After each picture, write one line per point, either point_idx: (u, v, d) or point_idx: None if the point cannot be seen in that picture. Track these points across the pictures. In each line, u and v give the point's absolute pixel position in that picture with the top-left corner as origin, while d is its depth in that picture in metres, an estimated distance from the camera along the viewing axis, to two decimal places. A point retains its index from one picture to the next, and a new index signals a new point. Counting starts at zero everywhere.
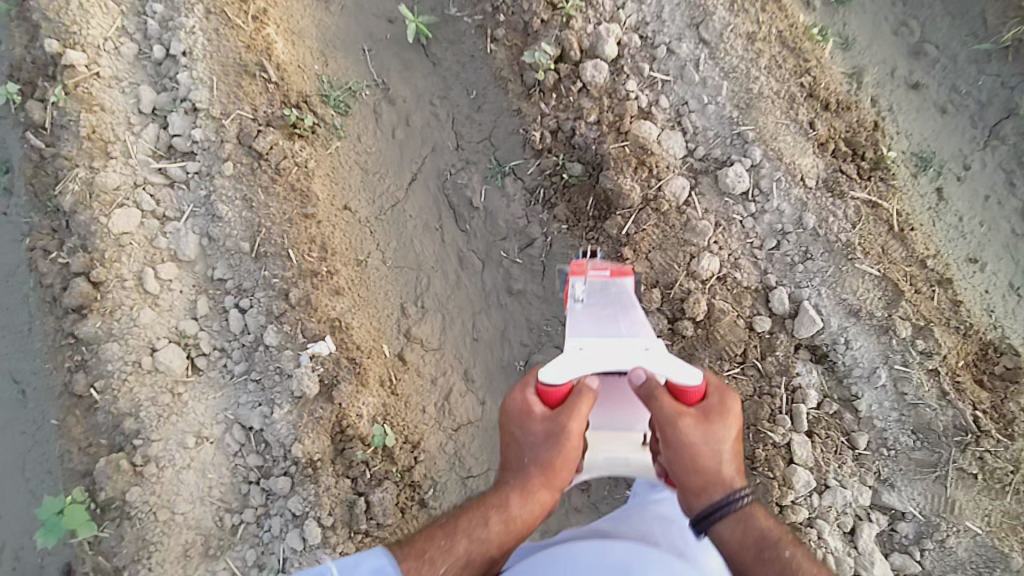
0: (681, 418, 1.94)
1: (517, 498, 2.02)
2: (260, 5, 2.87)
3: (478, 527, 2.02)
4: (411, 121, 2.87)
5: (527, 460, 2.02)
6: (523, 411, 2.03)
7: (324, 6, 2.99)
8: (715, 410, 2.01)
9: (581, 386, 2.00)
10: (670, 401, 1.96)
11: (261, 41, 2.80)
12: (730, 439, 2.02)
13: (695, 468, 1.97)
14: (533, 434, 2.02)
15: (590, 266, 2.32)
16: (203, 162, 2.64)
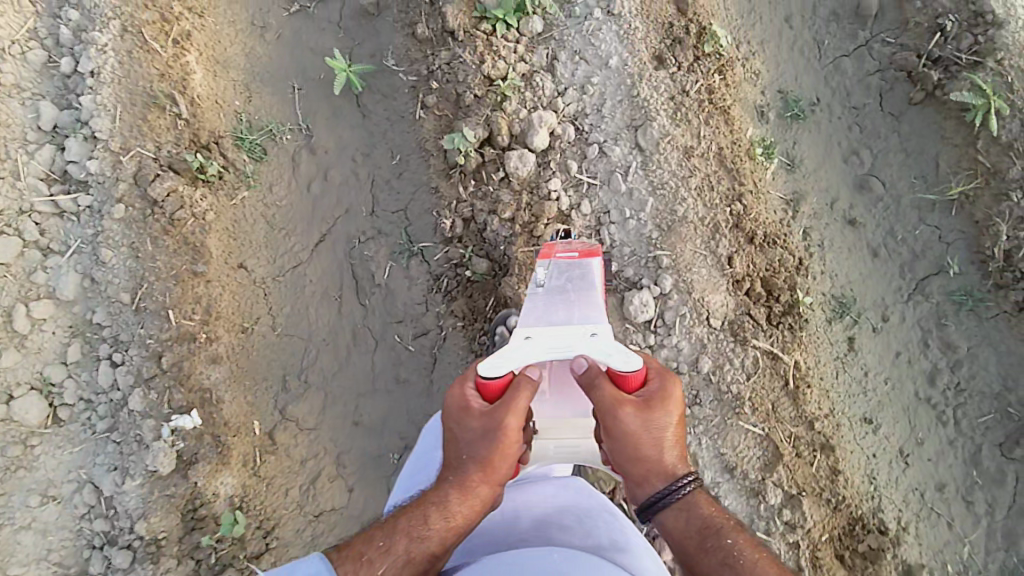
0: (623, 407, 1.58)
1: (457, 496, 1.65)
2: (184, 28, 2.72)
3: (416, 526, 1.66)
4: (330, 176, 2.73)
5: (465, 457, 1.63)
6: (460, 404, 1.62)
7: (259, 35, 2.88)
8: (657, 393, 1.63)
9: (524, 381, 1.60)
10: (609, 387, 1.60)
11: (178, 69, 2.65)
12: (675, 427, 1.64)
13: (641, 458, 1.62)
14: (472, 428, 1.60)
15: (558, 249, 2.07)
16: (95, 197, 2.51)
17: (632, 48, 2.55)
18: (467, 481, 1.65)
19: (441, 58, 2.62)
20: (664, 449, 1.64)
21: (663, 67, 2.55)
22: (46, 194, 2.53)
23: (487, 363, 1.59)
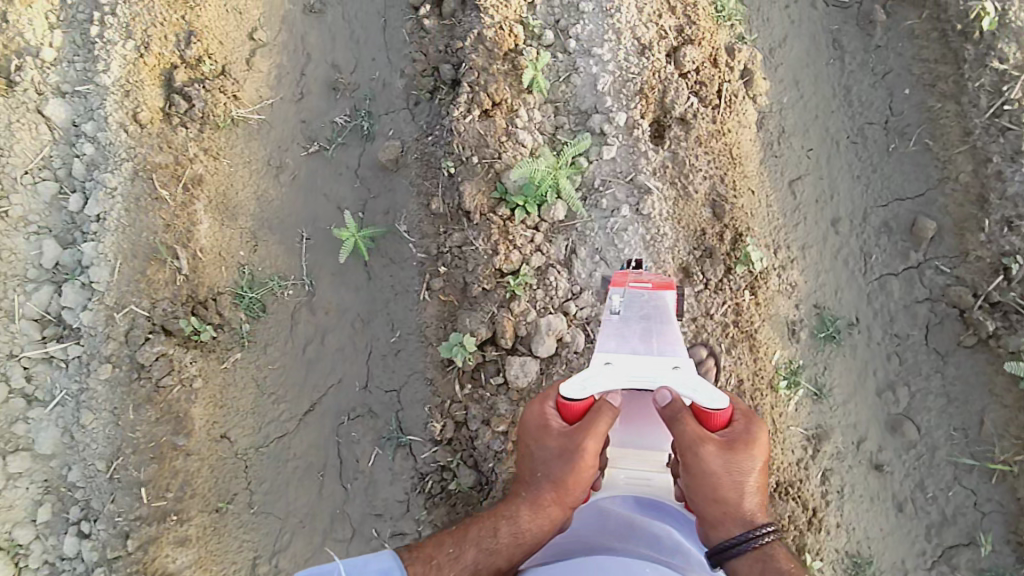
0: (705, 446, 1.84)
1: (527, 511, 2.01)
2: (197, 171, 2.65)
3: (488, 536, 2.05)
4: (326, 340, 2.68)
5: (539, 476, 1.99)
6: (540, 424, 1.96)
7: (274, 174, 2.80)
8: (742, 436, 1.89)
9: (605, 406, 1.87)
10: (694, 425, 1.85)
11: (185, 218, 2.58)
12: (754, 472, 1.89)
13: (722, 499, 1.88)
14: (548, 451, 1.95)
15: (631, 277, 2.09)
16: (85, 348, 2.47)
17: (657, 258, 2.43)
18: (539, 498, 1.99)
19: (453, 239, 2.50)
20: (744, 495, 1.89)
21: (689, 282, 2.43)
22: (39, 338, 2.51)
23: (574, 385, 1.88)
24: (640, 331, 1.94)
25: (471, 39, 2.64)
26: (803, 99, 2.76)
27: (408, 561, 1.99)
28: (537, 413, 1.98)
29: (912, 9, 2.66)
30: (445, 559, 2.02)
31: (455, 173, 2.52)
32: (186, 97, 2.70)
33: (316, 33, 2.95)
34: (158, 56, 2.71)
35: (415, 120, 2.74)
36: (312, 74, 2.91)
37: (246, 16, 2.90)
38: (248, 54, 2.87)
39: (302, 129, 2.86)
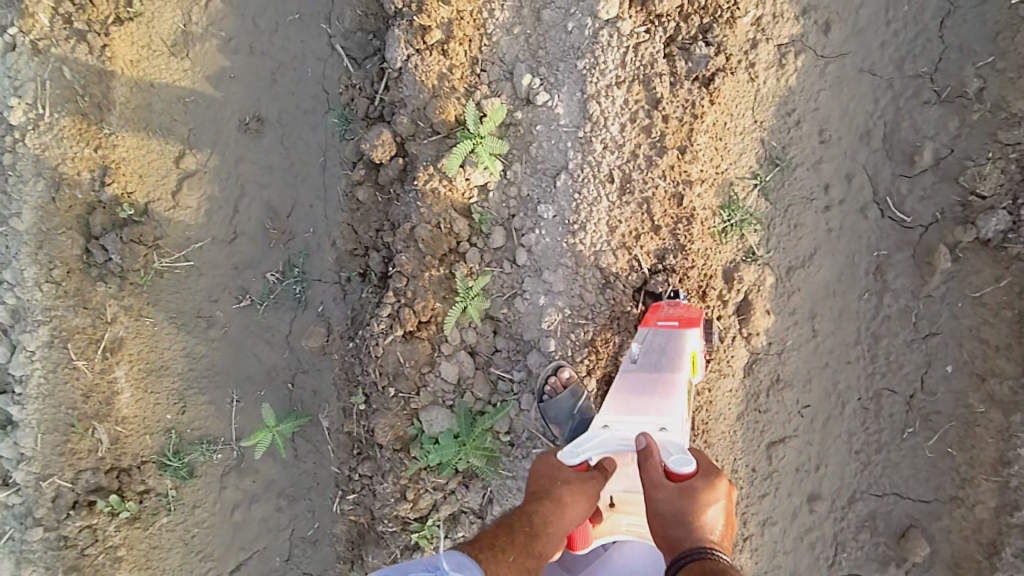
0: (659, 485, 1.50)
1: (550, 506, 1.55)
2: (117, 333, 2.50)
3: (523, 527, 1.55)
4: (253, 507, 2.64)
5: (559, 484, 1.59)
6: (551, 460, 1.68)
7: (203, 329, 2.57)
8: (699, 485, 1.51)
9: (603, 469, 1.64)
10: (658, 469, 1.52)
11: (105, 386, 2.50)
12: (712, 512, 1.49)
13: (676, 525, 1.45)
14: (567, 471, 1.62)
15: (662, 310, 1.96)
16: (24, 500, 2.55)
17: None
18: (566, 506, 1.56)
19: (365, 467, 2.34)
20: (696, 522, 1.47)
21: None
22: None
23: (567, 450, 1.66)
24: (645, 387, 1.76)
25: (404, 233, 2.18)
26: (816, 339, 2.14)
27: (474, 550, 1.48)
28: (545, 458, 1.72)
29: (991, 263, 2.00)
30: (506, 545, 1.51)
31: (366, 411, 2.30)
32: (104, 248, 2.45)
33: (252, 159, 2.54)
34: (70, 199, 2.43)
35: (345, 302, 2.45)
36: (246, 211, 2.55)
37: (171, 137, 2.49)
38: (176, 185, 2.51)
39: (231, 278, 2.56)
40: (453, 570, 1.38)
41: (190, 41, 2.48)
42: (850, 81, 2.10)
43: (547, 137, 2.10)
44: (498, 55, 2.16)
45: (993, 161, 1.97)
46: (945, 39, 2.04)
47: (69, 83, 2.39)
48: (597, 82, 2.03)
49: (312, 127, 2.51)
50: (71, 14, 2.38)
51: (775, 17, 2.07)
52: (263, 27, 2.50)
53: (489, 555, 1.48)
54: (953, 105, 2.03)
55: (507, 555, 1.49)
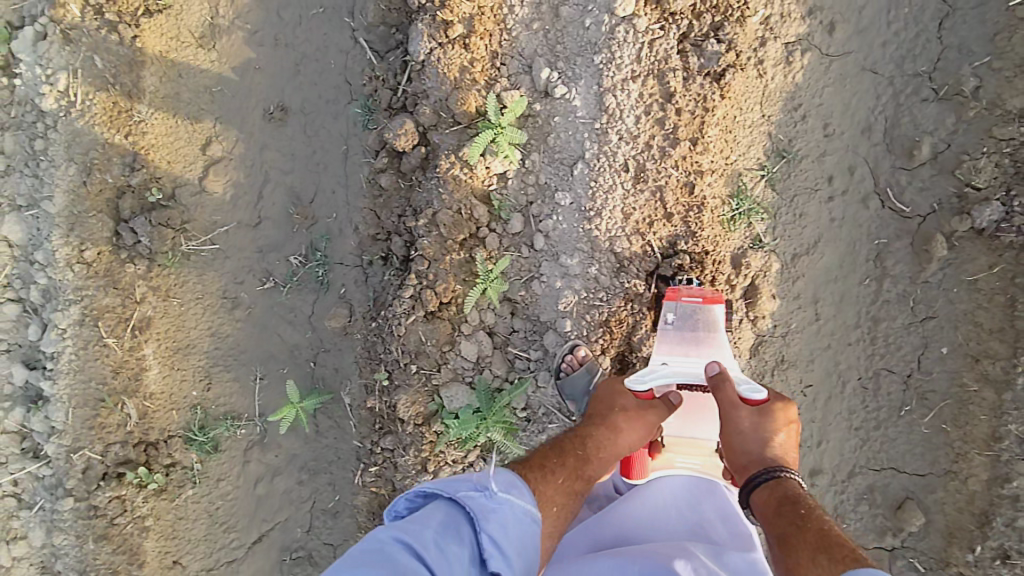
0: (739, 408, 1.77)
1: (607, 430, 1.83)
2: (146, 313, 2.58)
3: (577, 450, 1.80)
4: (276, 480, 2.76)
5: (615, 412, 1.86)
6: (615, 387, 1.95)
7: (228, 309, 2.67)
8: (776, 411, 1.80)
9: (668, 400, 1.87)
10: (735, 394, 1.80)
11: (133, 363, 2.59)
12: (784, 438, 1.77)
13: (751, 447, 1.74)
14: (627, 400, 1.89)
15: (681, 292, 2.07)
16: (54, 471, 2.66)
17: None
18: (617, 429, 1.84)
19: (387, 442, 2.45)
20: (769, 442, 1.75)
21: None
22: (18, 451, 2.72)
23: (635, 381, 1.95)
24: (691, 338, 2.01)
25: (426, 218, 2.28)
26: (817, 323, 2.26)
27: (523, 468, 1.69)
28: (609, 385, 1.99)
29: (985, 251, 2.11)
30: (556, 466, 1.73)
31: (388, 386, 2.41)
32: (133, 231, 2.54)
33: (275, 146, 2.63)
34: (101, 183, 2.52)
35: (366, 285, 2.54)
36: (270, 197, 2.64)
37: (199, 124, 2.59)
38: (202, 172, 2.60)
39: (256, 260, 2.66)
40: (493, 499, 1.49)
41: (217, 33, 2.58)
42: (853, 78, 2.20)
43: (566, 128, 2.19)
44: (517, 49, 2.25)
45: (988, 155, 2.08)
46: (945, 39, 2.14)
47: (100, 72, 2.48)
48: (613, 76, 2.12)
49: (334, 116, 2.59)
50: (102, 5, 2.47)
51: (782, 17, 2.17)
52: (288, 19, 2.59)
53: (538, 472, 1.68)
54: (951, 102, 2.13)
55: (554, 474, 1.70)
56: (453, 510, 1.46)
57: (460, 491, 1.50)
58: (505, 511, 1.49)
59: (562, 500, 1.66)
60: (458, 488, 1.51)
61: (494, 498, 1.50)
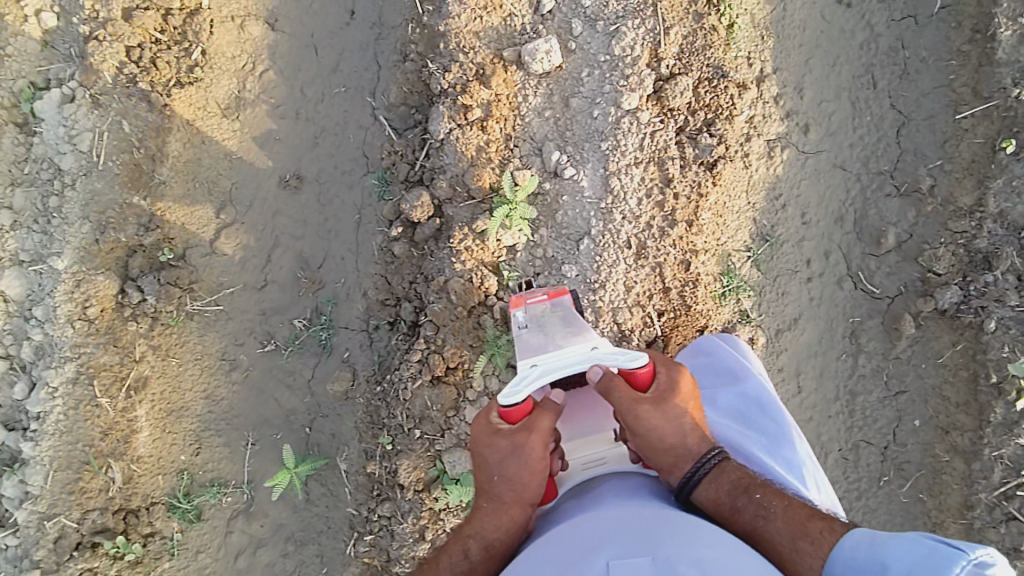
0: (641, 405, 1.51)
1: (492, 512, 1.53)
2: (143, 372, 2.55)
3: (459, 560, 1.55)
4: (259, 553, 2.64)
5: (495, 479, 1.52)
6: (487, 429, 1.53)
7: (226, 371, 2.67)
8: (669, 387, 1.58)
9: (544, 413, 1.51)
10: (626, 389, 1.53)
11: (124, 424, 2.52)
12: (692, 414, 1.59)
13: (668, 446, 1.52)
14: (499, 451, 1.51)
15: (525, 297, 1.97)
16: (21, 541, 2.50)
17: None
18: (500, 500, 1.52)
19: (384, 509, 2.47)
20: (688, 435, 1.56)
21: None
22: None
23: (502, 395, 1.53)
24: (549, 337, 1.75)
25: (437, 285, 2.39)
26: (802, 395, 2.42)
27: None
28: (481, 423, 1.57)
29: (948, 330, 2.33)
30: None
31: (390, 451, 2.43)
32: (140, 288, 2.57)
33: (288, 213, 2.73)
34: (113, 242, 2.57)
35: (371, 349, 2.58)
36: (277, 261, 2.72)
37: (216, 189, 2.69)
38: (214, 234, 2.68)
39: (259, 323, 2.70)
40: None
41: (243, 106, 2.75)
42: (827, 173, 2.51)
43: (572, 206, 2.39)
44: (528, 133, 2.46)
45: (945, 245, 2.32)
46: (903, 144, 2.45)
47: (127, 135, 2.59)
48: (619, 161, 2.35)
49: (348, 186, 2.70)
50: (136, 76, 2.63)
51: (765, 117, 2.50)
52: (309, 96, 2.77)
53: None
54: (911, 198, 2.41)
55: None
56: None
57: None
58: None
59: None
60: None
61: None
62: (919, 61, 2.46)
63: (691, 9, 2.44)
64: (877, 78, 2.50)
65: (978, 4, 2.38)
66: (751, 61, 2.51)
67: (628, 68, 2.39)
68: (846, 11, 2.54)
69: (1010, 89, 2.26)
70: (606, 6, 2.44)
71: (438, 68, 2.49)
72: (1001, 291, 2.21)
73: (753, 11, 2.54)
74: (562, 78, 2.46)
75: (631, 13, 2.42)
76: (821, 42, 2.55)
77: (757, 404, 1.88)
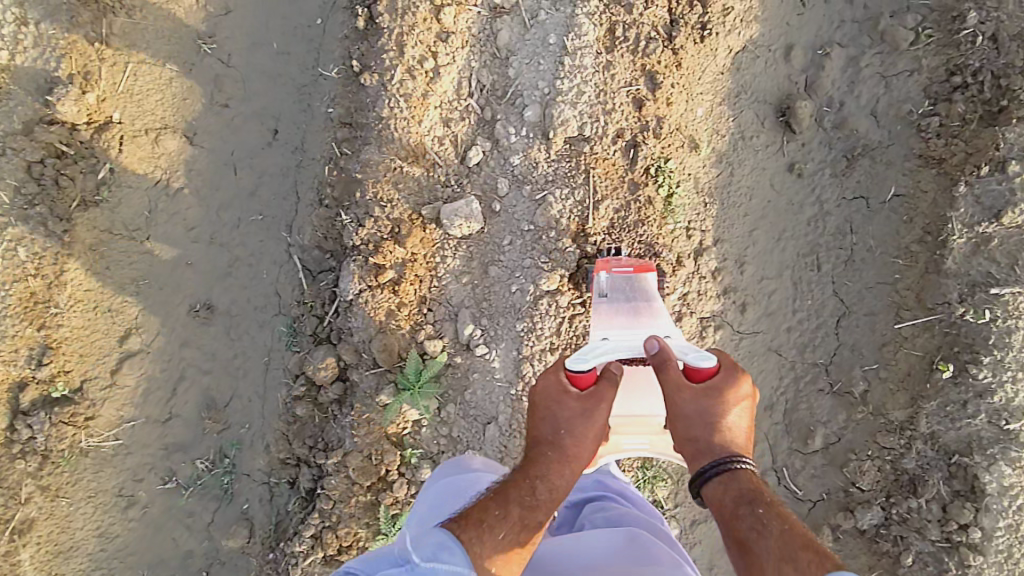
0: (682, 390, 1.59)
1: (556, 464, 1.60)
2: (29, 514, 2.47)
3: (526, 495, 1.56)
4: None
5: (563, 432, 1.61)
6: (556, 387, 1.65)
7: (122, 508, 2.56)
8: (717, 385, 1.60)
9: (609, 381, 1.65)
10: (678, 374, 1.59)
11: (7, 567, 2.46)
12: (734, 419, 1.59)
13: (692, 435, 1.58)
14: (568, 408, 1.63)
15: (612, 262, 2.12)
16: None
17: None
18: (564, 455, 1.62)
19: None
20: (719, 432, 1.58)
21: None
22: None
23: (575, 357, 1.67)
24: (629, 309, 1.97)
25: (336, 458, 2.29)
26: None
27: (458, 530, 1.48)
28: (549, 382, 1.68)
29: (866, 550, 2.22)
30: (495, 521, 1.51)
31: None
32: (29, 426, 2.46)
33: (196, 344, 2.58)
34: (3, 376, 2.44)
35: (271, 503, 2.48)
36: (183, 395, 2.58)
37: (119, 317, 2.55)
38: (115, 364, 2.54)
39: (159, 458, 2.57)
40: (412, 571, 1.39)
41: (150, 228, 2.55)
42: (761, 355, 2.34)
43: (481, 384, 2.26)
44: (444, 297, 2.30)
45: (872, 458, 2.21)
46: (841, 336, 2.30)
47: (21, 263, 2.44)
48: (532, 345, 2.22)
49: (259, 324, 2.55)
50: (34, 197, 2.45)
51: (700, 294, 2.32)
52: (225, 220, 2.58)
53: (474, 533, 1.47)
54: (844, 398, 2.28)
55: (496, 533, 1.49)
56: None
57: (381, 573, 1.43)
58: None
59: (502, 558, 1.48)
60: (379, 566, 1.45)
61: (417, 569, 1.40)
62: (866, 249, 2.30)
63: (628, 177, 2.25)
64: (822, 260, 2.34)
65: (932, 201, 2.22)
66: (691, 232, 2.31)
67: (551, 244, 2.23)
68: (797, 182, 2.36)
69: (956, 305, 2.11)
70: (535, 169, 2.25)
71: (352, 220, 2.33)
72: (923, 522, 2.12)
73: (698, 175, 2.32)
74: (483, 241, 2.30)
75: (561, 178, 2.25)
76: (767, 213, 2.37)
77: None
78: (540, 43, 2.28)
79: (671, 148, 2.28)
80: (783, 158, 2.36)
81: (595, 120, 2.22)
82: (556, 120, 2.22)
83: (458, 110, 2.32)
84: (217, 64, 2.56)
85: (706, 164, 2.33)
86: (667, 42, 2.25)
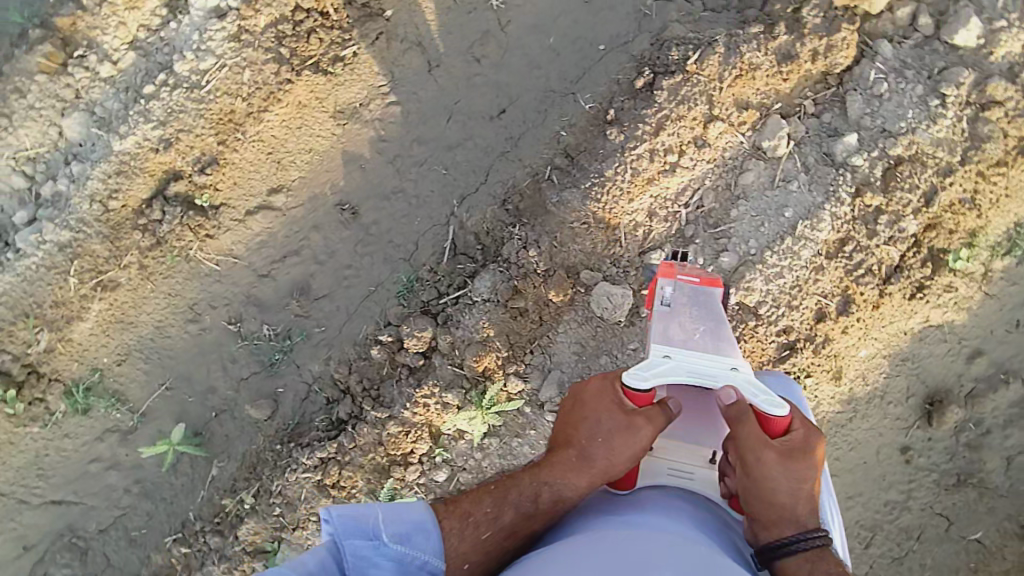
0: (763, 448, 1.62)
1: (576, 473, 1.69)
2: (118, 278, 2.66)
3: (527, 500, 1.72)
4: (109, 471, 2.72)
5: (599, 441, 1.67)
6: (603, 400, 1.72)
7: (186, 319, 2.72)
8: (797, 445, 1.66)
9: (665, 407, 1.66)
10: (755, 428, 1.63)
11: (76, 308, 2.65)
12: (807, 485, 1.66)
13: (770, 499, 1.62)
14: (613, 420, 1.68)
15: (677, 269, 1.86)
16: None
17: None
18: (590, 463, 1.68)
19: (212, 538, 2.58)
20: (797, 498, 1.64)
21: None
22: None
23: (630, 374, 1.64)
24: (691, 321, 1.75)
25: (380, 415, 2.46)
26: None
27: (442, 514, 1.69)
28: (602, 391, 1.75)
29: None
30: (483, 519, 1.69)
31: (245, 509, 2.54)
32: (162, 210, 2.63)
33: (324, 234, 2.70)
34: (169, 160, 2.61)
35: (302, 404, 2.65)
36: (288, 266, 2.70)
37: (283, 172, 2.68)
38: (253, 207, 2.69)
39: (238, 300, 2.71)
40: (380, 553, 1.53)
41: (354, 117, 2.66)
42: None
43: (532, 441, 2.38)
44: (548, 350, 2.39)
45: None
46: None
47: (239, 83, 2.60)
48: None
49: (384, 256, 2.66)
50: (284, 36, 2.61)
51: None
52: (415, 153, 2.66)
53: (455, 524, 1.67)
54: None
55: (479, 531, 1.67)
56: (330, 560, 1.52)
57: (350, 542, 1.52)
58: (392, 565, 1.55)
59: (479, 554, 1.65)
60: (350, 540, 1.52)
61: (381, 549, 1.54)
62: (919, 563, 2.41)
63: (767, 367, 2.28)
64: (872, 538, 2.42)
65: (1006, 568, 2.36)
66: None
67: None
68: (903, 466, 2.41)
69: None
70: None
71: (519, 239, 2.43)
72: None
73: (824, 402, 2.35)
74: (614, 333, 2.36)
75: None
76: (857, 470, 2.40)
77: (680, 525, 1.54)
78: (775, 207, 2.30)
79: (817, 368, 2.30)
80: (903, 437, 2.40)
81: (776, 306, 2.27)
82: (744, 282, 2.26)
83: (667, 211, 2.36)
84: (493, 22, 2.63)
85: (836, 397, 2.35)
86: (881, 283, 2.28)
